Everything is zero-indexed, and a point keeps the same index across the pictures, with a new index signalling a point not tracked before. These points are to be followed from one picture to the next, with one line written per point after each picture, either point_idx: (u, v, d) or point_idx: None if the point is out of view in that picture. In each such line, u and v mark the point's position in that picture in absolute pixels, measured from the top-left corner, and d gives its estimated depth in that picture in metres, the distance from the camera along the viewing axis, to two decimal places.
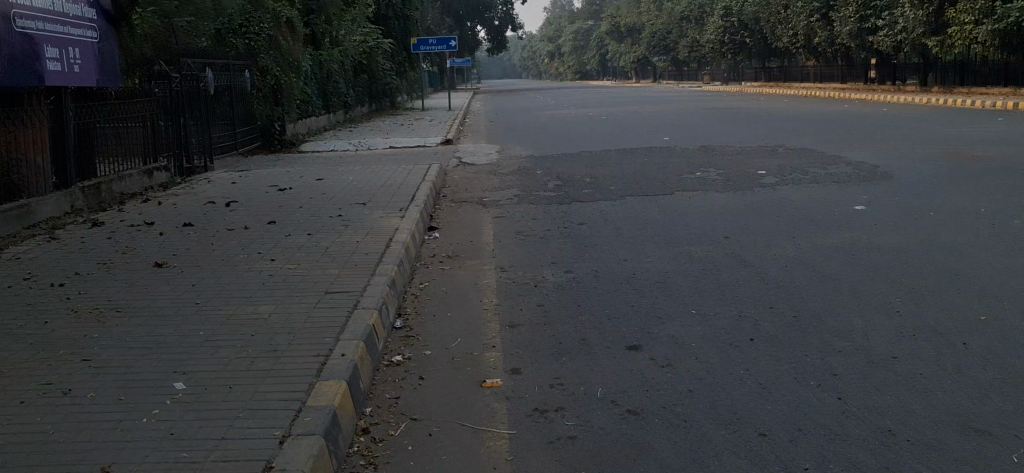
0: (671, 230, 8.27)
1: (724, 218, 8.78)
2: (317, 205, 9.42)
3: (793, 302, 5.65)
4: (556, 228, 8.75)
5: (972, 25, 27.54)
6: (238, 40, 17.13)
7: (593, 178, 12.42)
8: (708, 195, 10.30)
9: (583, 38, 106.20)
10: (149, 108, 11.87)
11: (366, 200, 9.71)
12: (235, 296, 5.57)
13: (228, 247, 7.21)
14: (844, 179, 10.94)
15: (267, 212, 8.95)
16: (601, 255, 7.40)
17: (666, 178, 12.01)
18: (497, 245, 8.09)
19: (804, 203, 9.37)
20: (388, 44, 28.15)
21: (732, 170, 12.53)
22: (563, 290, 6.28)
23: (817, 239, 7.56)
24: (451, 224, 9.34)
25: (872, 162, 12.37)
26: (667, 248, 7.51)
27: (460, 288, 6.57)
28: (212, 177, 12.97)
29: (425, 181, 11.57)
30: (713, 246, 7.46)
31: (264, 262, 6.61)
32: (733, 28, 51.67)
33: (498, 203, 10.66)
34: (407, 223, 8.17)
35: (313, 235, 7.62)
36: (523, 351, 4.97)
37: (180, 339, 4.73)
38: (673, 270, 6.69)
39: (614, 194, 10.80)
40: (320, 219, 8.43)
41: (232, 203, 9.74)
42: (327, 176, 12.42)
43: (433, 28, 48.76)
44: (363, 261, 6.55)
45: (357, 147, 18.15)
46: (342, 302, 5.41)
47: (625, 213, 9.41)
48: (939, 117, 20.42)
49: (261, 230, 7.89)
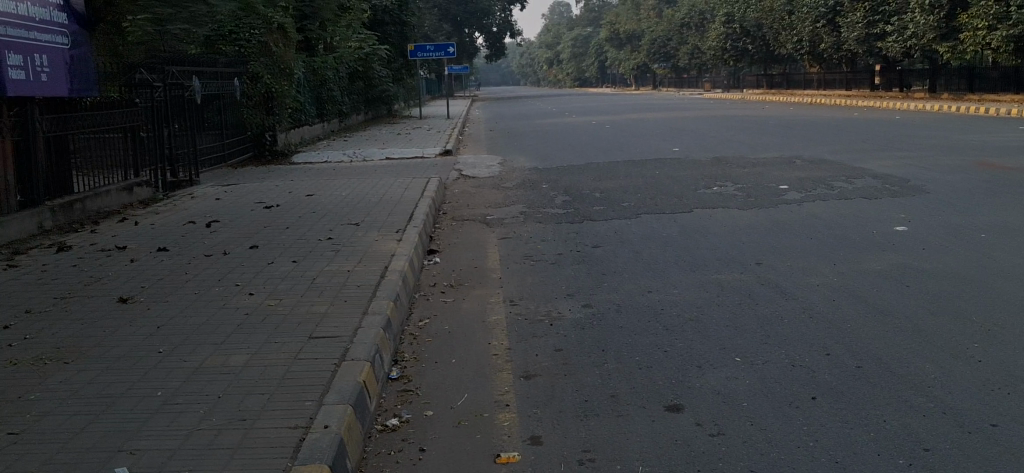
0: (696, 254, 7.50)
1: (751, 239, 8.02)
2: (306, 225, 8.65)
3: (853, 346, 4.88)
4: (568, 251, 7.98)
5: (985, 30, 26.88)
6: (229, 48, 16.49)
7: (602, 193, 11.68)
8: (731, 212, 9.52)
9: (582, 44, 105.59)
10: (129, 120, 11.10)
11: (359, 219, 8.95)
12: (205, 342, 4.77)
13: (204, 277, 6.43)
14: (875, 194, 10.21)
15: (251, 235, 8.17)
16: (621, 284, 6.62)
17: (682, 192, 11.25)
18: (503, 272, 7.33)
19: (837, 222, 8.60)
20: (384, 50, 27.54)
21: (750, 183, 11.76)
22: (582, 330, 5.49)
23: (860, 265, 6.78)
24: (453, 246, 8.60)
25: (901, 175, 11.63)
26: (694, 275, 6.73)
27: (464, 325, 5.80)
28: (196, 192, 12.20)
29: (424, 196, 10.82)
30: (746, 273, 6.69)
31: (243, 297, 5.82)
32: (735, 35, 50.98)
33: (503, 222, 9.89)
34: (404, 247, 7.42)
35: (299, 262, 6.85)
36: (542, 411, 4.19)
37: (134, 401, 3.93)
38: (704, 302, 5.92)
39: (628, 211, 10.07)
40: (309, 243, 7.67)
41: (214, 223, 8.99)
42: (319, 191, 11.65)
43: (431, 34, 48.05)
44: (355, 295, 5.78)
45: (353, 158, 17.43)
46: (328, 350, 4.61)
47: (642, 233, 8.64)
48: (956, 124, 19.69)
49: (243, 257, 7.11)
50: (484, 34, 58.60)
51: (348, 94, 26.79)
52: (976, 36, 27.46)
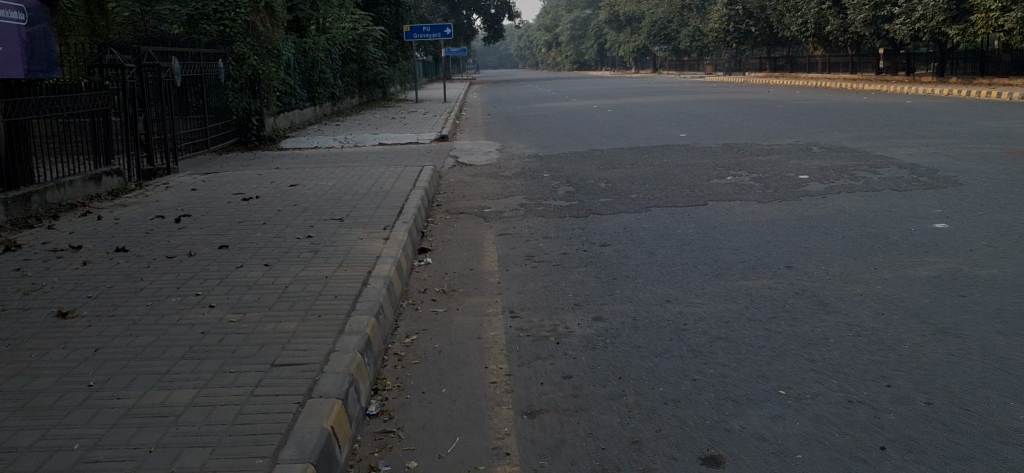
0: (715, 255, 6.74)
1: (776, 238, 7.25)
2: (285, 221, 7.88)
3: (918, 376, 4.13)
4: (573, 251, 7.21)
5: (998, 12, 26.01)
6: (212, 27, 15.49)
7: (608, 183, 10.92)
8: (749, 207, 8.74)
9: (581, 27, 104.44)
10: (98, 104, 10.29)
11: (343, 214, 8.18)
12: (146, 374, 4.03)
13: (160, 285, 5.67)
14: (904, 186, 9.45)
15: (223, 232, 7.41)
16: (635, 292, 5.85)
17: (694, 183, 10.47)
18: (502, 276, 6.55)
19: (868, 218, 7.82)
20: (379, 32, 26.69)
21: (766, 173, 10.97)
22: (593, 350, 4.73)
23: (904, 271, 6.01)
24: (447, 243, 7.84)
25: (928, 164, 10.87)
26: (719, 282, 5.97)
27: (458, 342, 5.03)
28: (171, 181, 11.41)
29: (417, 187, 10.04)
30: (776, 280, 5.93)
31: (202, 310, 5.07)
32: (737, 17, 49.99)
33: (502, 216, 9.11)
34: (391, 248, 6.65)
35: (271, 266, 6.09)
36: (551, 463, 3.43)
37: (41, 455, 3.19)
38: (734, 317, 5.15)
39: (638, 203, 9.31)
40: (286, 242, 6.91)
41: (184, 217, 8.22)
42: (304, 180, 10.86)
43: (428, 15, 47.11)
44: (332, 308, 5.02)
45: (343, 144, 16.65)
46: (292, 383, 3.87)
47: (654, 230, 7.87)
48: (973, 109, 18.86)
49: (208, 260, 6.35)
50: (482, 17, 57.72)
51: (341, 77, 25.92)
52: (988, 19, 26.55)
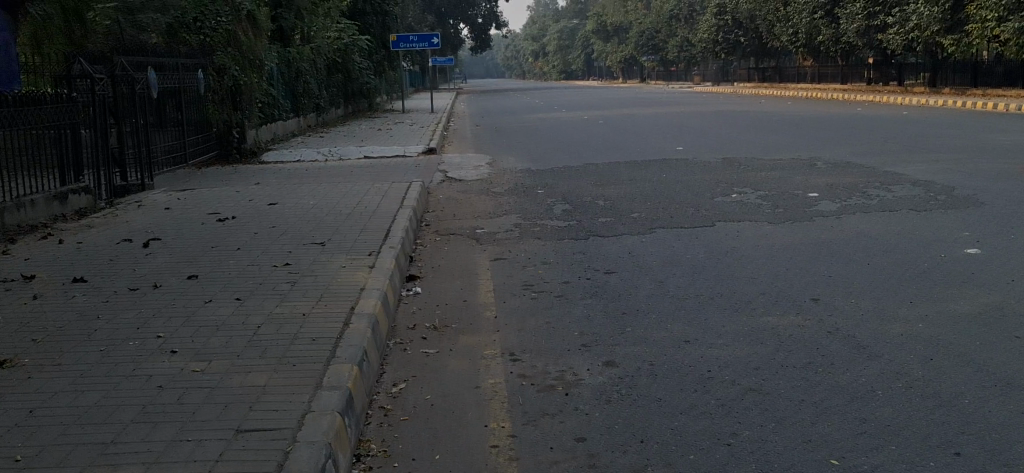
0: (733, 286, 6.19)
1: (795, 265, 6.70)
2: (261, 246, 7.26)
3: (990, 441, 3.57)
4: (576, 280, 6.63)
5: (995, 22, 25.69)
6: (193, 37, 14.83)
7: (606, 200, 10.38)
8: (760, 228, 8.19)
9: (568, 37, 104.11)
10: (65, 117, 9.64)
11: (326, 238, 7.58)
12: (88, 444, 3.42)
13: (117, 324, 5.05)
14: (922, 205, 8.95)
15: (194, 259, 6.79)
16: (648, 331, 5.28)
17: (697, 201, 9.93)
18: (499, 310, 5.96)
19: (892, 243, 7.30)
20: (365, 41, 26.09)
21: (772, 190, 10.44)
22: (607, 404, 4.15)
23: (943, 306, 5.48)
24: (438, 270, 7.26)
25: (940, 182, 10.39)
26: (740, 319, 5.40)
27: (452, 394, 4.44)
28: (144, 199, 10.76)
29: (404, 205, 9.45)
30: (803, 317, 5.37)
31: (160, 358, 4.44)
32: (727, 27, 49.65)
33: (496, 237, 8.53)
34: (376, 279, 6.05)
35: (242, 302, 5.47)
36: None
37: None
38: (764, 363, 4.58)
39: (641, 224, 8.76)
40: (262, 272, 6.29)
41: (154, 241, 7.60)
42: (284, 199, 10.24)
43: (414, 24, 46.50)
44: (310, 356, 4.41)
45: (328, 158, 16.02)
46: (260, 455, 3.26)
47: (662, 254, 7.32)
48: (974, 122, 18.46)
49: (174, 294, 5.72)
50: (469, 26, 57.22)
51: (325, 87, 25.29)
52: (984, 28, 26.26)
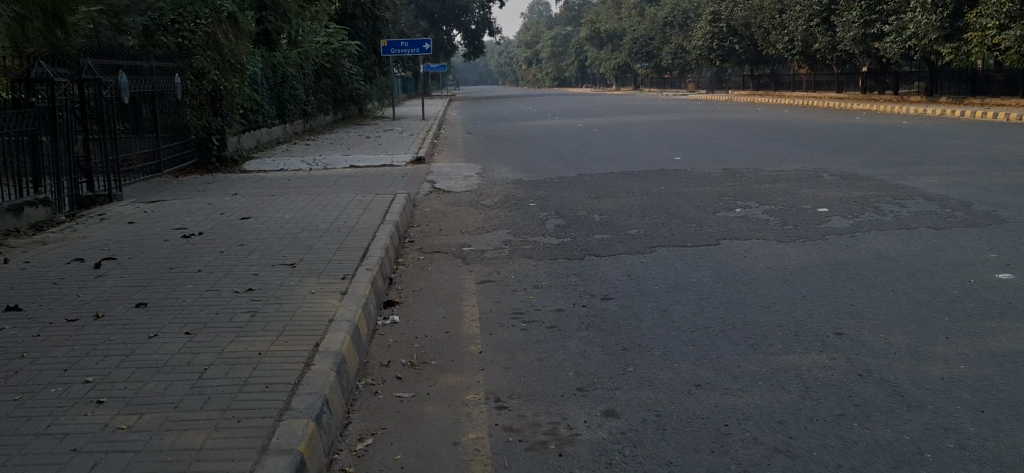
0: (745, 315, 5.57)
1: (812, 291, 6.09)
2: (224, 267, 6.60)
3: None
4: (570, 307, 6.00)
5: (995, 30, 25.18)
6: (170, 39, 14.11)
7: (602, 215, 9.76)
8: (770, 247, 7.57)
9: (562, 44, 103.65)
10: (20, 124, 8.96)
11: (297, 258, 6.92)
12: None
13: (42, 364, 4.39)
14: (941, 222, 8.35)
15: (147, 283, 6.13)
16: (652, 371, 4.65)
17: (700, 216, 9.32)
18: (484, 343, 5.31)
19: (915, 266, 6.68)
20: (355, 46, 25.42)
21: (777, 204, 9.83)
22: (609, 468, 3.52)
23: (985, 342, 4.86)
24: (419, 294, 6.61)
25: (956, 196, 9.79)
26: (758, 357, 4.78)
27: (426, 451, 3.79)
28: (108, 212, 10.08)
29: (387, 220, 8.81)
30: (828, 356, 4.75)
31: (83, 409, 3.79)
32: (722, 35, 49.14)
33: (484, 256, 7.90)
34: (347, 307, 5.39)
35: (192, 336, 4.81)
36: None
37: None
38: (789, 415, 3.96)
39: (640, 241, 8.15)
40: (220, 299, 5.63)
41: (108, 261, 6.93)
42: (258, 212, 9.58)
43: (406, 29, 45.86)
44: (258, 409, 3.76)
45: (312, 166, 15.38)
46: None
47: (664, 277, 6.70)
48: (978, 132, 17.89)
49: (117, 325, 5.07)
50: (462, 31, 56.65)
51: (313, 93, 24.62)
52: (984, 36, 25.75)
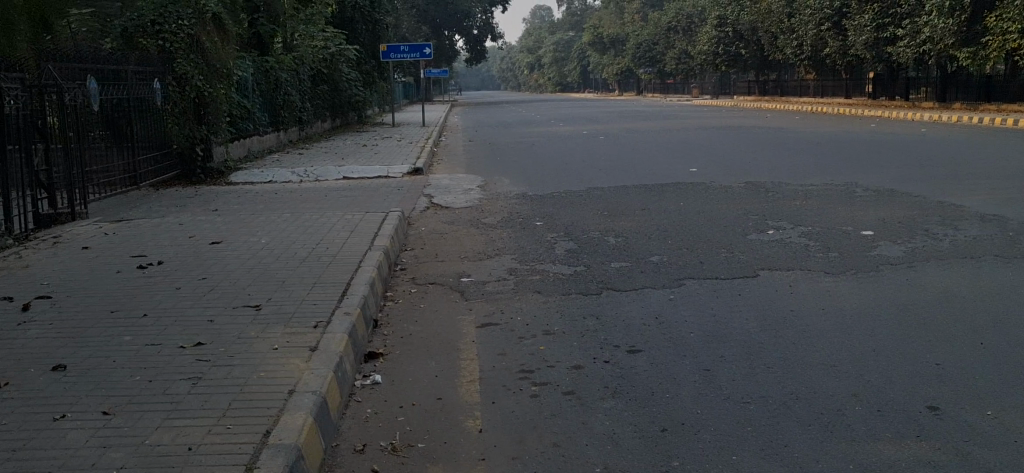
0: (809, 378, 4.50)
1: (883, 344, 5.01)
2: (175, 311, 5.54)
3: None
4: (589, 363, 4.92)
5: (1015, 35, 24.07)
6: (149, 42, 13.13)
7: (617, 237, 8.69)
8: (818, 282, 6.50)
9: (564, 49, 102.65)
10: None
11: (265, 298, 5.85)
12: None
13: None
14: (1007, 249, 7.27)
15: (77, 334, 5.05)
16: (703, 465, 3.58)
17: (728, 240, 8.26)
18: (486, 418, 4.24)
19: (997, 308, 5.60)
20: (351, 50, 24.41)
21: (814, 225, 8.76)
22: None
23: None
24: (407, 342, 5.53)
25: (1011, 217, 8.72)
26: (839, 446, 3.70)
27: None
28: (65, 233, 9.04)
29: (375, 245, 7.75)
30: (930, 445, 3.67)
31: None
32: (728, 39, 48.04)
33: (485, 289, 6.85)
34: (314, 371, 4.31)
35: (109, 419, 3.74)
36: None
37: None
38: None
39: (664, 271, 7.09)
40: (159, 359, 4.56)
41: (41, 301, 5.87)
42: (233, 235, 8.53)
43: (406, 33, 44.96)
44: None
45: (301, 177, 14.35)
46: None
47: (699, 321, 5.63)
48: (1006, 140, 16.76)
49: (19, 399, 4.00)
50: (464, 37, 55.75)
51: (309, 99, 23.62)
52: (1004, 41, 24.63)
